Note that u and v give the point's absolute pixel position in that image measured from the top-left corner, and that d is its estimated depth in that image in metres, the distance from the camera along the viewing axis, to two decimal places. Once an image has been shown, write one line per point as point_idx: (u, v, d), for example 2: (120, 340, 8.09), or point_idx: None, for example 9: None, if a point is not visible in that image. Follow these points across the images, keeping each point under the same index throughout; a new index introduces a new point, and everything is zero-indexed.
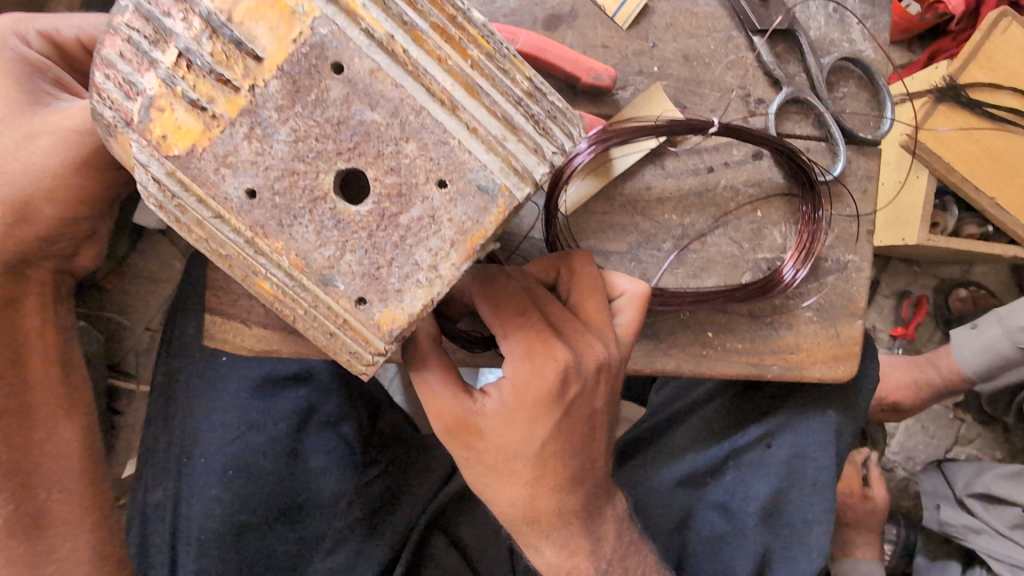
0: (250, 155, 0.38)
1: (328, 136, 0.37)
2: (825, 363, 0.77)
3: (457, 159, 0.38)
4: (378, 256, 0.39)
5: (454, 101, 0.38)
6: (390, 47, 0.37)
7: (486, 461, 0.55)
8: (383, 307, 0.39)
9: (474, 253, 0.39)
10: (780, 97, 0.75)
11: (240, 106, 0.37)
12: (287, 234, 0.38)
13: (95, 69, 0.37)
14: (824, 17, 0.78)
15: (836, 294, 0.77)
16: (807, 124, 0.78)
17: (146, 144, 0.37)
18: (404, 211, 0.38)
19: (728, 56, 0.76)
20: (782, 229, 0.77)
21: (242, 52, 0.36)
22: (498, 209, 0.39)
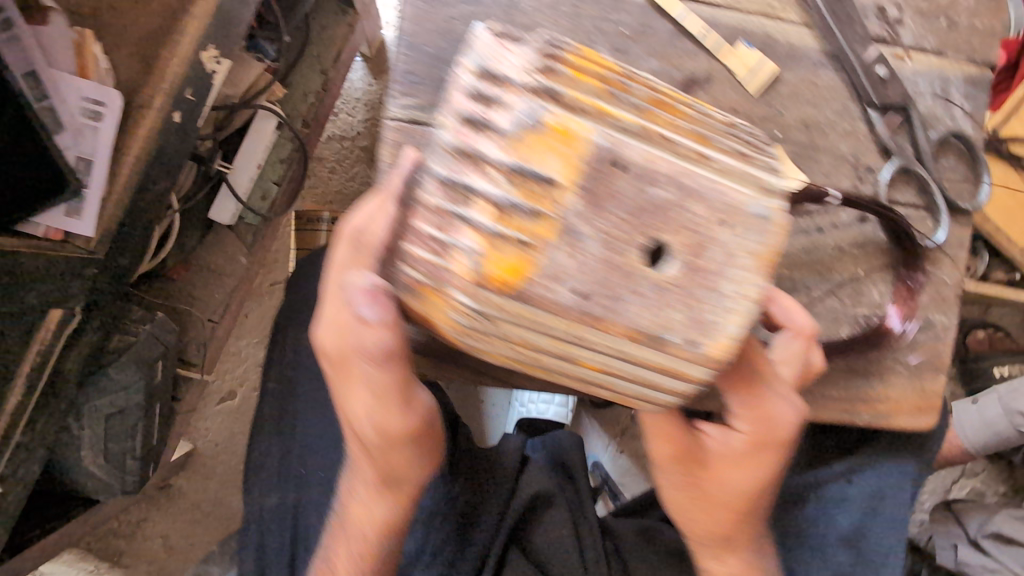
0: (569, 263, 0.40)
1: (627, 226, 0.41)
2: (912, 413, 0.84)
3: (734, 201, 0.42)
4: (694, 302, 0.42)
5: (706, 155, 0.43)
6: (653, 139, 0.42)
7: (697, 492, 0.64)
8: (710, 341, 0.42)
9: (774, 261, 0.43)
10: (890, 167, 0.82)
11: (553, 228, 0.40)
12: (617, 313, 0.41)
13: (411, 250, 0.41)
14: (932, 94, 0.84)
15: (927, 351, 0.85)
16: (910, 191, 0.84)
17: (479, 288, 0.40)
18: (707, 261, 0.41)
19: (843, 126, 0.82)
20: (880, 288, 0.84)
21: (543, 185, 0.40)
22: (780, 227, 0.43)
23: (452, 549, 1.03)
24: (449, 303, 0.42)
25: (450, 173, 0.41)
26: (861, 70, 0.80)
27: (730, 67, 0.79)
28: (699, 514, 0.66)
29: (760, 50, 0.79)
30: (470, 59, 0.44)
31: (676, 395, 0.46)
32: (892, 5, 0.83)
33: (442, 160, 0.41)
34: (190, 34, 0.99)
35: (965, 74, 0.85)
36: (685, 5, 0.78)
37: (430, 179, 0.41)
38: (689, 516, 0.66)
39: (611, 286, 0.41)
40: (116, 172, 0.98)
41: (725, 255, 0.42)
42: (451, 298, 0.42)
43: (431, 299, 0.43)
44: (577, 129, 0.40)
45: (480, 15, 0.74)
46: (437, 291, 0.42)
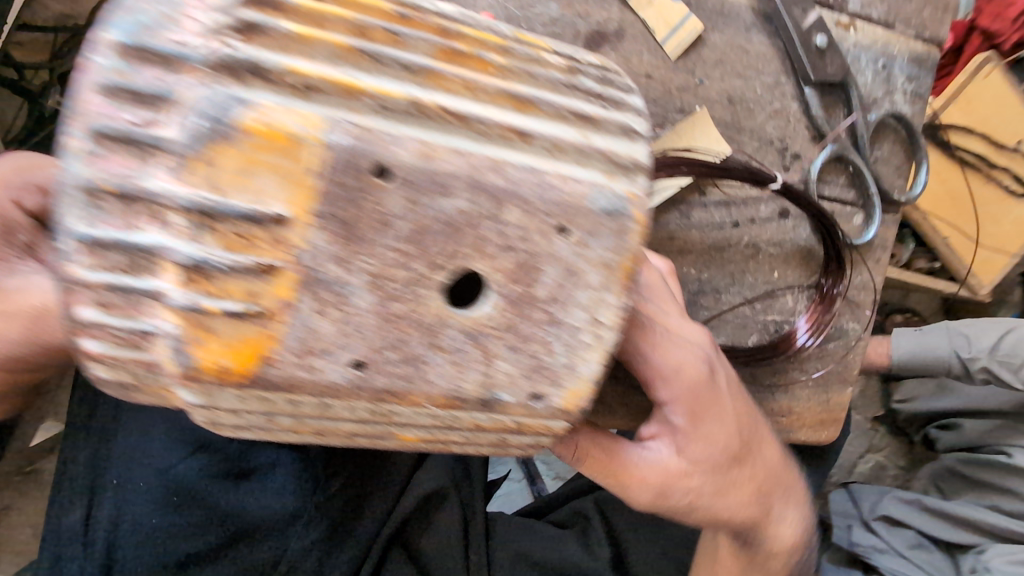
0: (333, 331, 0.29)
1: (413, 259, 0.29)
2: (813, 426, 0.79)
3: (569, 197, 0.30)
4: (533, 347, 0.32)
5: (521, 128, 0.30)
6: (426, 116, 0.29)
7: (717, 446, 0.52)
8: (562, 391, 0.33)
9: (632, 282, 0.32)
10: (823, 155, 0.72)
11: (290, 284, 0.28)
12: (420, 380, 0.31)
13: (87, 329, 0.28)
14: (872, 73, 0.73)
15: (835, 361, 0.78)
16: (841, 183, 0.75)
17: (201, 380, 0.29)
18: (535, 288, 0.31)
19: (772, 104, 0.71)
20: (795, 292, 0.75)
21: (267, 224, 0.27)
22: (645, 223, 0.31)
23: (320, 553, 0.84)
24: (170, 395, 0.31)
25: (106, 231, 0.26)
26: (798, 37, 0.68)
27: (644, 20, 0.65)
28: (756, 457, 0.56)
29: (682, 2, 0.66)
30: (116, 24, 0.27)
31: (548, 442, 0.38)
32: None
33: (77, 211, 0.26)
34: None
35: (911, 51, 0.75)
36: None
37: (75, 242, 0.27)
38: (755, 466, 0.56)
39: (401, 330, 0.30)
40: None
41: (566, 277, 0.31)
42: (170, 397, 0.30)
43: (158, 396, 0.31)
44: (293, 128, 0.26)
45: None
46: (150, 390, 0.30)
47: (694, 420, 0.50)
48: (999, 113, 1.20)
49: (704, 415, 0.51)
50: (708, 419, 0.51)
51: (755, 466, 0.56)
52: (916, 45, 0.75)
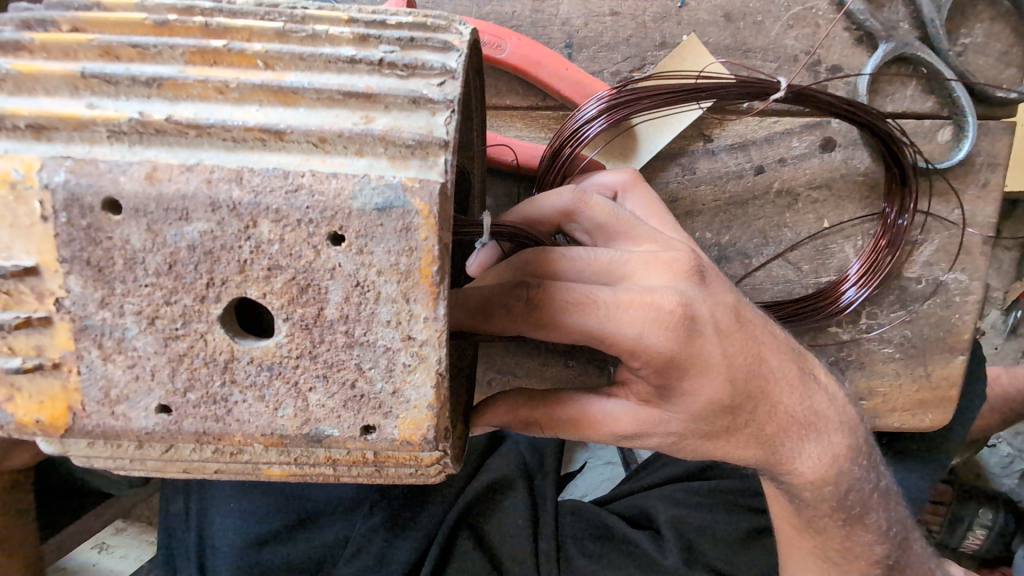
0: (125, 376, 0.26)
1: (174, 292, 0.25)
2: (909, 411, 0.61)
3: (331, 199, 0.25)
4: (344, 376, 0.27)
5: (272, 126, 0.25)
6: (161, 133, 0.25)
7: (714, 397, 0.41)
8: (396, 420, 0.28)
9: (437, 287, 0.25)
10: (874, 59, 0.54)
11: (71, 336, 0.26)
12: (229, 423, 0.27)
13: None
14: None
15: (930, 325, 0.60)
16: (914, 91, 0.56)
17: (35, 434, 0.28)
18: (322, 309, 0.26)
19: (789, 8, 0.56)
20: (857, 242, 0.59)
21: (23, 279, 0.25)
22: (439, 210, 0.25)
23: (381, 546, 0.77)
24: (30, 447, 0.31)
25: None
26: None
27: None
28: (771, 397, 0.45)
29: None
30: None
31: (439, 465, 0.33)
32: None
33: None
34: None
35: None
36: None
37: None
38: (769, 404, 0.45)
39: (190, 369, 0.26)
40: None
41: (357, 291, 0.25)
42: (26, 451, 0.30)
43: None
44: (17, 174, 0.24)
45: None
46: None
47: (674, 382, 0.39)
48: None
49: (690, 373, 0.39)
50: (697, 376, 0.39)
51: (763, 421, 0.45)
52: None
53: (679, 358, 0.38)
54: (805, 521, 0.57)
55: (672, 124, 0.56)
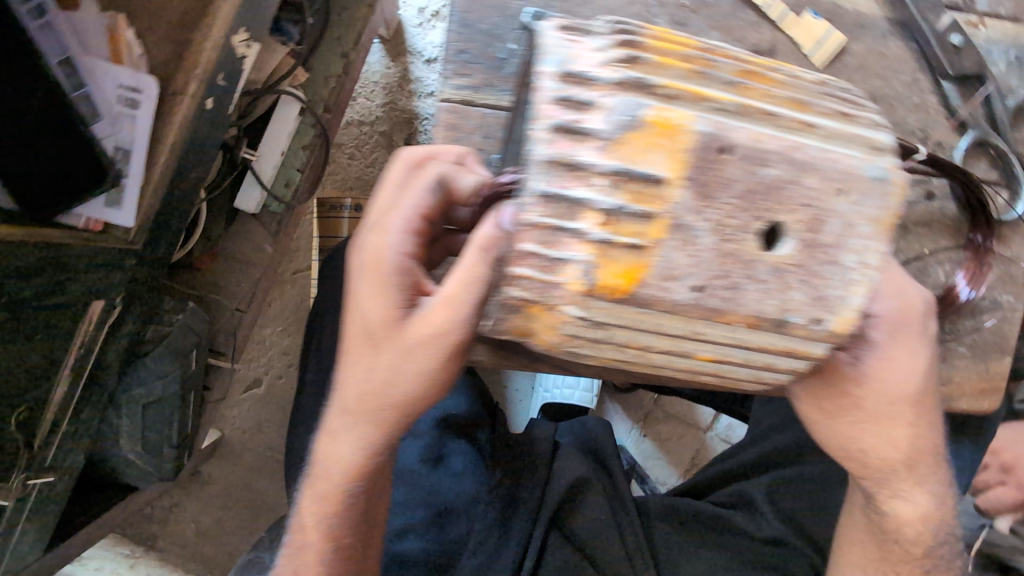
0: (684, 261, 0.39)
1: (743, 209, 0.39)
2: (973, 395, 0.83)
3: (849, 168, 0.41)
4: (817, 280, 0.41)
5: (809, 122, 0.42)
6: (748, 114, 0.40)
7: (902, 384, 0.64)
8: (834, 316, 0.42)
9: (890, 233, 0.42)
10: (966, 140, 0.79)
11: (664, 226, 0.39)
12: (738, 304, 0.41)
13: (516, 260, 0.40)
14: (1005, 64, 0.80)
15: (990, 333, 0.83)
16: (986, 165, 0.81)
17: (597, 296, 0.40)
18: (821, 233, 0.41)
19: (912, 99, 0.79)
20: (946, 268, 0.81)
21: (655, 184, 0.38)
22: (903, 188, 0.42)
23: (495, 538, 0.99)
24: (559, 319, 0.42)
25: (550, 187, 0.39)
26: (933, 40, 0.77)
27: (794, 38, 0.75)
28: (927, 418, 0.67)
29: (825, 19, 0.75)
30: (547, 61, 0.41)
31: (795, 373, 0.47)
32: None
33: (534, 173, 0.39)
34: (222, 17, 0.96)
35: None
36: None
37: (529, 197, 0.39)
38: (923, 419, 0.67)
39: (727, 264, 0.40)
40: (157, 149, 0.96)
41: (847, 227, 0.41)
42: (556, 313, 0.41)
43: (544, 315, 0.42)
44: (677, 118, 0.38)
45: None
46: (541, 308, 0.41)
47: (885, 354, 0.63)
48: None
49: (895, 354, 0.64)
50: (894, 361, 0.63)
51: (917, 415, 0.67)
52: None
53: (894, 338, 0.63)
54: (882, 526, 0.74)
55: None
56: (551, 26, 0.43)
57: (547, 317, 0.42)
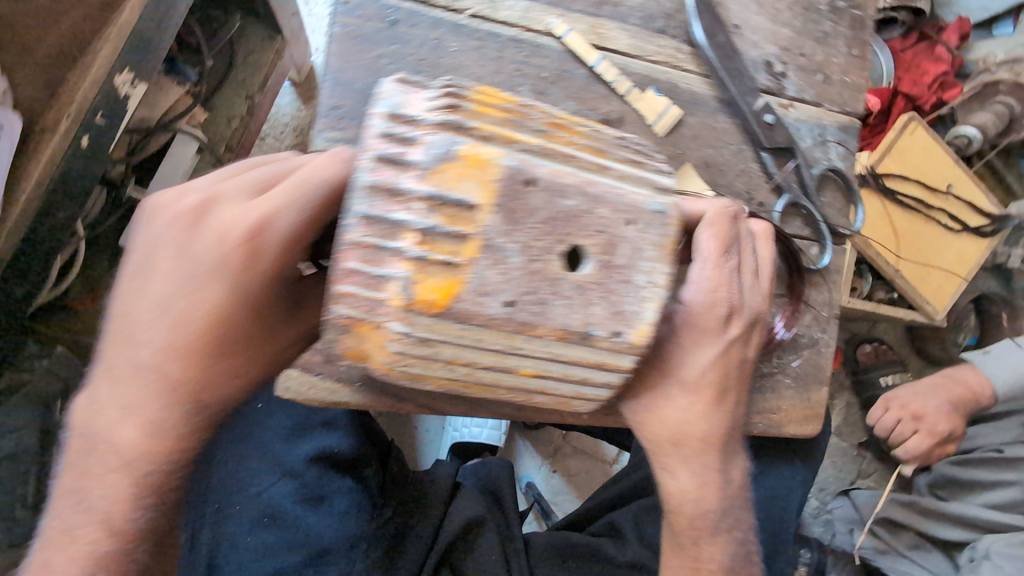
0: (496, 278, 0.45)
1: (545, 235, 0.46)
2: (798, 422, 0.97)
3: (634, 202, 0.48)
4: (614, 297, 0.49)
5: (603, 165, 0.49)
6: (551, 155, 0.47)
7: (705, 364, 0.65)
8: (632, 329, 0.50)
9: (674, 256, 0.50)
10: (782, 202, 0.94)
11: (476, 247, 0.45)
12: (546, 317, 0.47)
13: (344, 280, 0.44)
14: (811, 139, 0.97)
15: (810, 365, 0.97)
16: (800, 224, 0.96)
17: (416, 310, 0.45)
18: (615, 255, 0.48)
19: (739, 165, 0.92)
20: (771, 309, 0.95)
21: (466, 208, 0.44)
22: (678, 220, 0.50)
23: None
24: (386, 335, 0.47)
25: (372, 210, 0.43)
26: (752, 118, 0.90)
27: (639, 109, 0.87)
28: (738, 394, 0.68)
29: (665, 96, 0.88)
30: (380, 104, 0.46)
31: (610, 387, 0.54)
32: (775, 61, 0.95)
33: (357, 197, 0.43)
34: (102, 57, 0.96)
35: (837, 122, 0.99)
36: (599, 51, 0.85)
37: (353, 218, 0.43)
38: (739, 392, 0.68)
39: (536, 282, 0.46)
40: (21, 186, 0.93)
41: (634, 251, 0.49)
42: (382, 329, 0.46)
43: (367, 332, 0.47)
44: (485, 154, 0.44)
45: (408, 54, 0.77)
46: (368, 325, 0.46)
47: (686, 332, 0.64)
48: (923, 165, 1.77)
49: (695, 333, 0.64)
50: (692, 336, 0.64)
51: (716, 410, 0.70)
52: (841, 117, 0.99)
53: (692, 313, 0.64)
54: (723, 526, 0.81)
55: None
56: (388, 79, 0.49)
57: (374, 333, 0.47)
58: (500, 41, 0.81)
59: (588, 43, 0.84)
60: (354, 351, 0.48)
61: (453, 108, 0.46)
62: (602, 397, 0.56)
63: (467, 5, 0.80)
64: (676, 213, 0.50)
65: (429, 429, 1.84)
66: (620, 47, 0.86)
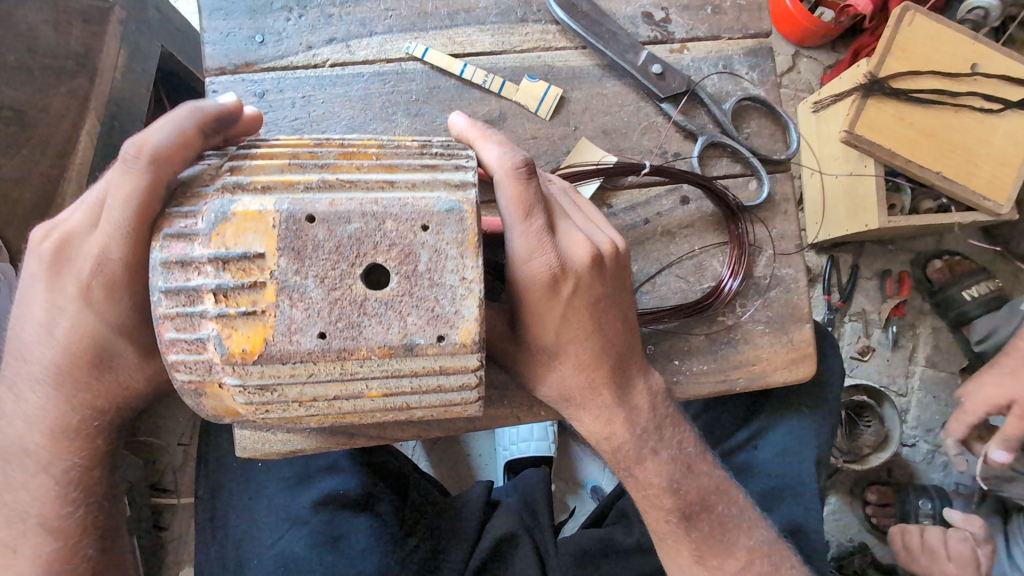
0: (301, 315, 0.48)
1: (338, 262, 0.48)
2: (787, 367, 0.87)
3: (421, 207, 0.50)
4: (427, 303, 0.49)
5: (390, 180, 0.51)
6: (330, 187, 0.50)
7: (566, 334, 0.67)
8: (456, 329, 0.50)
9: (479, 247, 0.50)
10: (698, 146, 0.88)
11: (273, 290, 0.48)
12: (362, 338, 0.48)
13: (170, 350, 0.49)
14: (716, 75, 0.91)
15: (782, 306, 0.88)
16: (727, 162, 0.90)
17: (235, 361, 0.48)
18: (416, 263, 0.49)
19: (642, 123, 0.89)
20: (720, 257, 0.89)
21: (252, 258, 0.47)
22: (474, 210, 0.50)
23: None
24: (227, 389, 0.51)
25: (171, 283, 0.48)
26: (638, 74, 0.87)
27: (519, 101, 0.87)
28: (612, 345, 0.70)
29: (542, 80, 0.87)
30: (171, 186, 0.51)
31: (469, 390, 0.54)
32: (654, 10, 0.91)
33: (159, 275, 0.48)
34: None
35: (742, 49, 0.92)
36: (461, 59, 0.86)
37: (157, 294, 0.48)
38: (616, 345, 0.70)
39: (341, 308, 0.48)
40: None
41: (433, 253, 0.49)
42: (222, 385, 0.50)
43: (212, 391, 0.51)
44: (259, 206, 0.48)
45: (281, 120, 0.82)
46: (210, 384, 0.50)
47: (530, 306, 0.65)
48: (935, 52, 1.53)
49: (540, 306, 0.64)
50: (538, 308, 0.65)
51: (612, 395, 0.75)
52: (745, 42, 0.93)
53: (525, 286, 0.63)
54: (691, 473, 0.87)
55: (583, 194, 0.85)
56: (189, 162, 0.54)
57: (218, 389, 0.51)
58: (364, 80, 0.84)
59: (449, 55, 0.86)
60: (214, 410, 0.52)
61: (234, 171, 0.51)
62: (472, 399, 0.56)
63: (325, 58, 0.85)
64: (472, 205, 0.51)
65: (482, 456, 1.61)
66: (482, 49, 0.87)
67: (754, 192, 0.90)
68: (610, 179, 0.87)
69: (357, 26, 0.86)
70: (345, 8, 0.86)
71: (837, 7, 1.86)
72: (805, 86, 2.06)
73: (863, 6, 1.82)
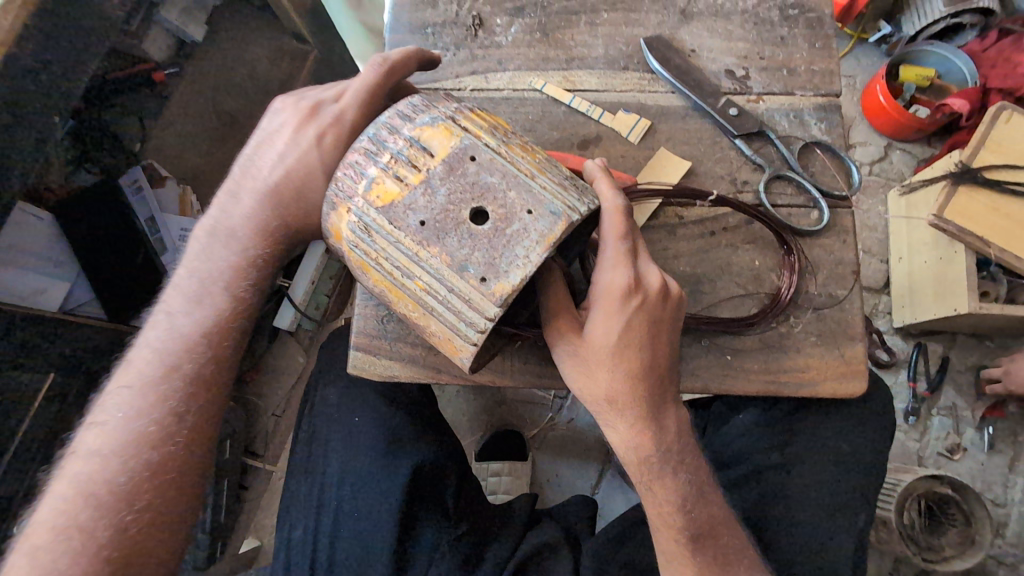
0: (423, 202, 0.68)
1: (467, 190, 0.68)
2: (836, 379, 0.95)
3: (538, 199, 0.67)
4: (494, 253, 0.66)
5: (533, 176, 0.69)
6: (499, 155, 0.69)
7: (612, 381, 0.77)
8: (497, 281, 0.65)
9: (550, 247, 0.65)
10: (764, 177, 1.02)
11: (420, 178, 0.68)
12: (441, 241, 0.67)
13: (341, 169, 0.72)
14: (787, 121, 1.06)
15: (834, 322, 0.97)
16: (791, 190, 1.03)
17: (367, 200, 0.69)
18: (508, 226, 0.66)
19: (716, 154, 1.05)
20: (778, 273, 0.99)
21: (424, 152, 0.69)
22: (569, 223, 0.66)
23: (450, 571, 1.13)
24: (347, 219, 0.71)
25: (373, 136, 0.71)
26: (717, 113, 1.05)
27: (612, 127, 1.07)
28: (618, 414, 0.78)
29: (634, 113, 1.07)
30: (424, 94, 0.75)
31: (476, 336, 0.68)
32: (736, 68, 1.10)
33: (372, 126, 0.72)
34: None
35: (813, 104, 1.08)
36: (572, 93, 1.09)
37: (361, 137, 0.72)
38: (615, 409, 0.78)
39: (451, 211, 0.67)
40: None
41: (522, 231, 0.66)
42: (348, 213, 0.71)
43: (340, 213, 0.72)
44: (454, 131, 0.70)
45: None
46: (342, 207, 0.71)
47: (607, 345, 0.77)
48: None
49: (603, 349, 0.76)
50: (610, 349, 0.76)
51: None
52: (816, 99, 1.08)
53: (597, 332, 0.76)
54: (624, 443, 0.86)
55: (646, 210, 1.01)
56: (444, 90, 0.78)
57: (343, 213, 0.71)
58: (494, 102, 1.09)
59: (562, 88, 1.09)
60: (332, 223, 0.73)
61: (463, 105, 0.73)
62: (476, 342, 0.69)
63: (467, 84, 1.10)
64: (568, 223, 0.66)
65: None
66: (589, 86, 1.10)
67: (814, 221, 1.01)
68: (681, 208, 1.02)
69: (494, 63, 1.12)
70: (488, 50, 1.12)
71: (932, 105, 1.86)
72: (897, 176, 1.98)
73: (958, 105, 1.80)
